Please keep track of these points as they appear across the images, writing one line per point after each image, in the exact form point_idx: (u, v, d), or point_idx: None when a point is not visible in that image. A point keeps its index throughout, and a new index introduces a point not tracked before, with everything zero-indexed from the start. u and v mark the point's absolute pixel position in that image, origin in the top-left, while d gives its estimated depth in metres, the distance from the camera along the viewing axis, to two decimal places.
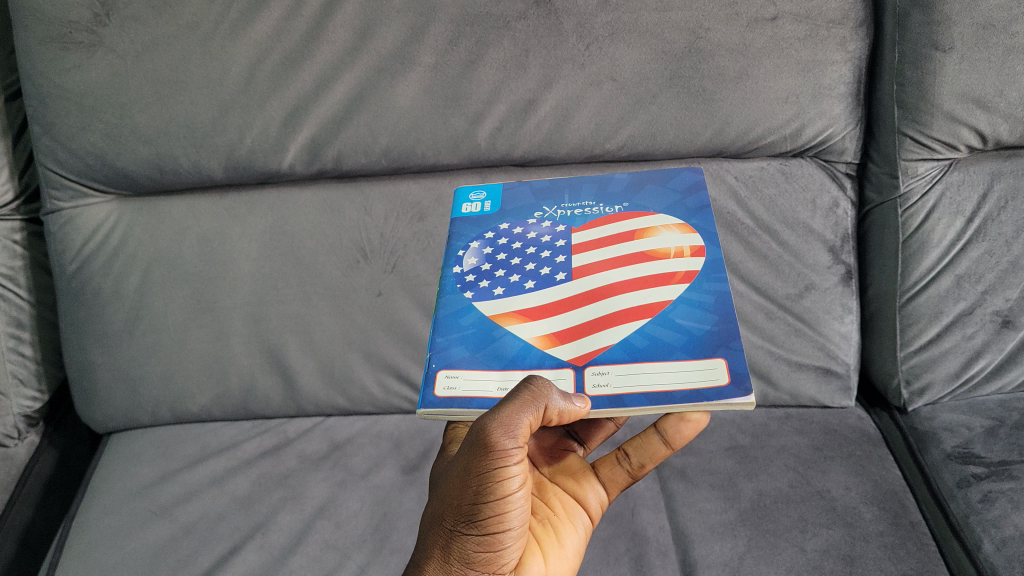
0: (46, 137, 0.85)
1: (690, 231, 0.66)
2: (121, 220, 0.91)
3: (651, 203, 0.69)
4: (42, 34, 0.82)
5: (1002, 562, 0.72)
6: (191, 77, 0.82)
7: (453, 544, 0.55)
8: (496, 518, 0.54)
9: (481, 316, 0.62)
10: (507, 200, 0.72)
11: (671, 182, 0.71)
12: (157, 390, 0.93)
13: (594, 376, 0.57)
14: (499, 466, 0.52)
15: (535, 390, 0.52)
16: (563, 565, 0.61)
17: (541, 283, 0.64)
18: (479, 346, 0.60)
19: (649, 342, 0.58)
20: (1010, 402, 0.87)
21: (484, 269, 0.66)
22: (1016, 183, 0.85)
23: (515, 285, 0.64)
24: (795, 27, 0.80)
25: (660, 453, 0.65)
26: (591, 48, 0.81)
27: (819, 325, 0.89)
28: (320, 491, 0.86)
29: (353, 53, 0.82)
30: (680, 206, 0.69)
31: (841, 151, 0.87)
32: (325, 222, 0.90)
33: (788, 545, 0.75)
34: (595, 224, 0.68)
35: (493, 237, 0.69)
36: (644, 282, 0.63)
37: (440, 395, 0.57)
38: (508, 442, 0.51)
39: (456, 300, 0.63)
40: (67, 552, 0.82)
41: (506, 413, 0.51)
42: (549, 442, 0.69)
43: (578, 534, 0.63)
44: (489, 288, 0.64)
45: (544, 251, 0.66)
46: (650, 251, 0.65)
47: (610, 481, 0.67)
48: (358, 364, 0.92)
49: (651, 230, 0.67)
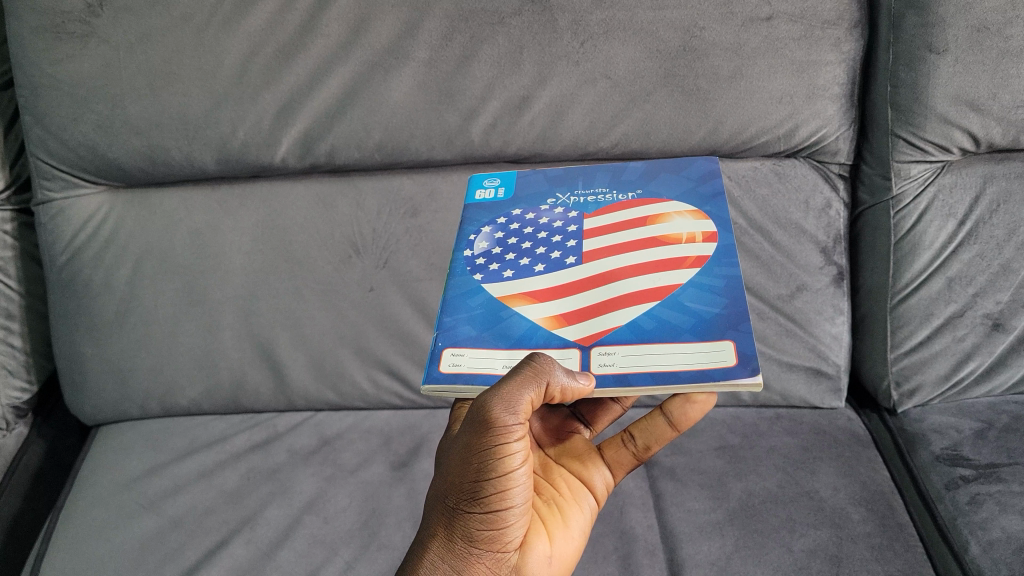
0: (38, 127, 0.85)
1: (702, 217, 0.66)
2: (113, 210, 0.91)
3: (663, 191, 0.70)
4: (35, 24, 0.81)
5: (988, 564, 0.72)
6: (183, 69, 0.82)
7: (456, 522, 0.55)
8: (498, 495, 0.54)
9: (490, 298, 0.62)
10: (520, 188, 0.73)
11: (685, 172, 0.72)
12: (147, 382, 0.93)
13: (599, 356, 0.57)
14: (499, 443, 0.53)
15: (537, 367, 0.52)
16: (568, 546, 0.61)
17: (551, 267, 0.64)
18: (486, 326, 0.60)
19: (657, 324, 0.58)
20: (999, 405, 0.87)
21: (494, 252, 0.66)
22: (1008, 185, 0.85)
23: (524, 268, 0.64)
24: (790, 27, 0.80)
25: (666, 435, 0.66)
26: (586, 45, 0.80)
27: (810, 327, 0.90)
28: (308, 486, 0.86)
29: (348, 47, 0.81)
30: (694, 193, 0.69)
31: (834, 152, 0.87)
32: (318, 216, 0.90)
33: (776, 544, 0.75)
34: (606, 211, 0.69)
35: (505, 222, 0.70)
36: (652, 267, 0.63)
37: (444, 371, 0.57)
38: (509, 418, 0.52)
39: (466, 282, 0.64)
40: (52, 544, 0.82)
41: (507, 389, 0.52)
42: (555, 423, 0.70)
43: (584, 516, 0.63)
44: (499, 271, 0.64)
45: (555, 236, 0.67)
46: (662, 236, 0.65)
47: (615, 463, 0.67)
48: (349, 359, 0.92)
49: (663, 216, 0.67)
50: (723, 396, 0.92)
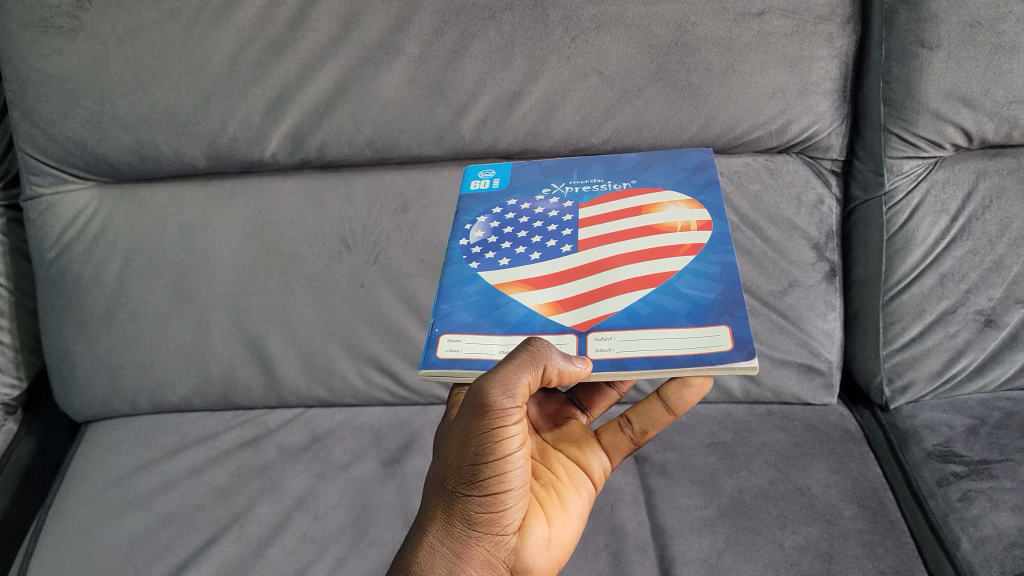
0: (26, 123, 0.84)
1: (697, 206, 0.66)
2: (102, 207, 0.90)
3: (659, 180, 0.70)
4: (23, 18, 0.81)
5: (979, 560, 0.72)
6: (172, 64, 0.81)
7: (455, 505, 0.55)
8: (497, 478, 0.54)
9: (487, 285, 0.62)
10: (515, 178, 0.73)
11: (680, 162, 0.71)
12: (136, 379, 0.93)
13: (596, 341, 0.57)
14: (497, 426, 0.53)
15: (535, 351, 0.52)
16: (567, 530, 0.60)
17: (547, 255, 0.64)
18: (483, 312, 0.60)
19: (653, 310, 0.57)
20: (991, 401, 0.87)
21: (491, 241, 0.66)
22: (1001, 181, 0.85)
23: (521, 256, 0.64)
24: (782, 22, 0.79)
25: (663, 419, 0.65)
26: (577, 40, 0.80)
27: (803, 323, 0.89)
28: (298, 483, 0.86)
29: (338, 42, 0.81)
30: (688, 182, 0.69)
31: (826, 148, 0.87)
32: (308, 211, 0.89)
33: (767, 541, 0.75)
34: (602, 200, 0.68)
35: (501, 211, 0.69)
36: (648, 255, 0.63)
37: (442, 357, 0.57)
38: (505, 401, 0.52)
39: (462, 270, 0.63)
40: (40, 542, 0.81)
41: (505, 372, 0.52)
42: (552, 409, 0.70)
43: (582, 499, 0.63)
44: (495, 259, 0.64)
45: (551, 225, 0.67)
46: (657, 225, 0.65)
47: (613, 448, 0.67)
48: (340, 356, 0.92)
49: (659, 205, 0.67)
50: (715, 392, 0.92)
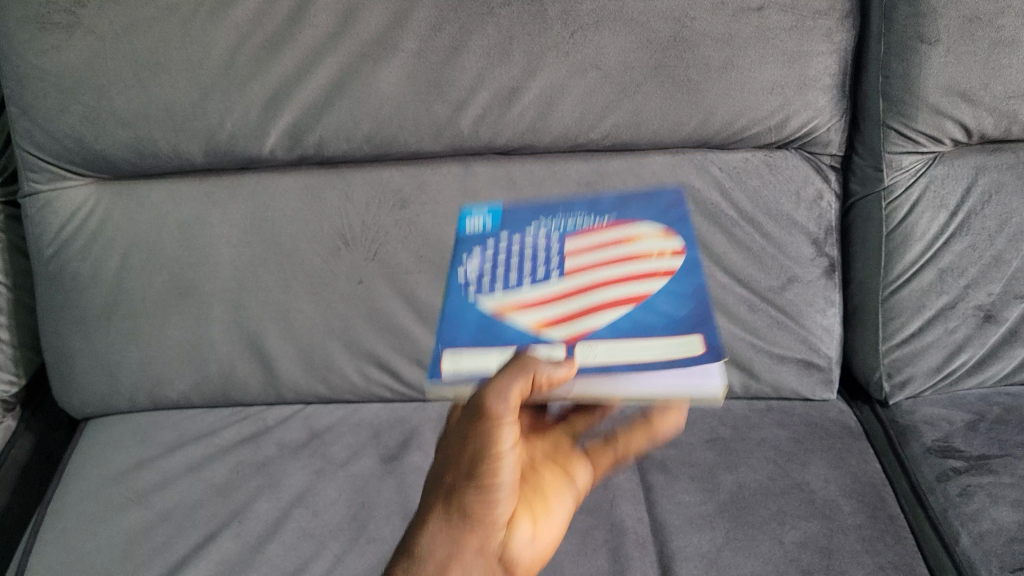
0: (23, 119, 0.84)
1: (672, 237, 0.63)
2: (100, 203, 0.89)
3: (636, 215, 0.65)
4: (20, 14, 0.80)
5: (978, 556, 0.73)
6: (170, 60, 0.81)
7: (452, 496, 0.55)
8: (490, 474, 0.54)
9: (484, 313, 0.59)
10: (507, 217, 0.67)
11: (654, 199, 0.67)
12: (135, 375, 0.93)
13: (583, 350, 0.56)
14: (490, 427, 0.52)
15: (524, 359, 0.52)
16: (555, 532, 0.60)
17: (535, 284, 0.61)
18: (480, 330, 0.58)
19: (631, 322, 0.57)
20: (991, 396, 0.88)
21: (484, 275, 0.63)
22: (1000, 176, 0.85)
23: (511, 285, 0.61)
24: (780, 18, 0.79)
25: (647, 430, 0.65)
26: (576, 36, 0.80)
27: (802, 318, 0.89)
28: (297, 479, 0.86)
29: (336, 38, 0.81)
30: (665, 217, 0.65)
31: (825, 143, 0.87)
32: (307, 208, 0.89)
33: (766, 537, 0.75)
34: (586, 234, 0.64)
35: (490, 246, 0.65)
36: (630, 286, 0.59)
37: (445, 375, 0.57)
38: (497, 406, 0.51)
39: (458, 299, 0.61)
40: (40, 539, 0.81)
41: (499, 383, 0.51)
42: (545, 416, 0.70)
43: (570, 501, 0.63)
44: (489, 289, 0.61)
45: (539, 259, 0.62)
46: (636, 257, 0.61)
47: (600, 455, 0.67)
48: (339, 352, 0.92)
49: (635, 238, 0.63)
50: None
